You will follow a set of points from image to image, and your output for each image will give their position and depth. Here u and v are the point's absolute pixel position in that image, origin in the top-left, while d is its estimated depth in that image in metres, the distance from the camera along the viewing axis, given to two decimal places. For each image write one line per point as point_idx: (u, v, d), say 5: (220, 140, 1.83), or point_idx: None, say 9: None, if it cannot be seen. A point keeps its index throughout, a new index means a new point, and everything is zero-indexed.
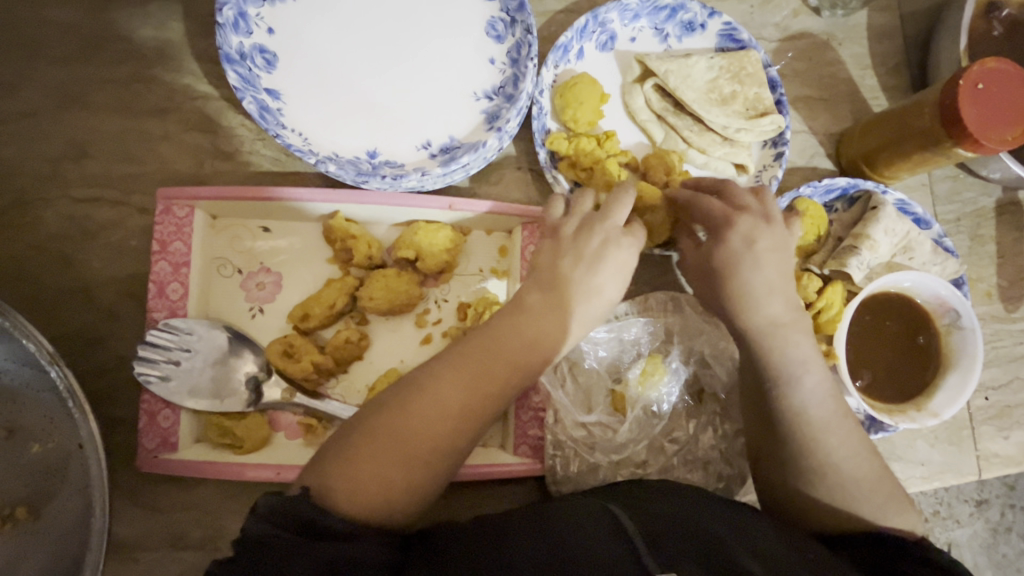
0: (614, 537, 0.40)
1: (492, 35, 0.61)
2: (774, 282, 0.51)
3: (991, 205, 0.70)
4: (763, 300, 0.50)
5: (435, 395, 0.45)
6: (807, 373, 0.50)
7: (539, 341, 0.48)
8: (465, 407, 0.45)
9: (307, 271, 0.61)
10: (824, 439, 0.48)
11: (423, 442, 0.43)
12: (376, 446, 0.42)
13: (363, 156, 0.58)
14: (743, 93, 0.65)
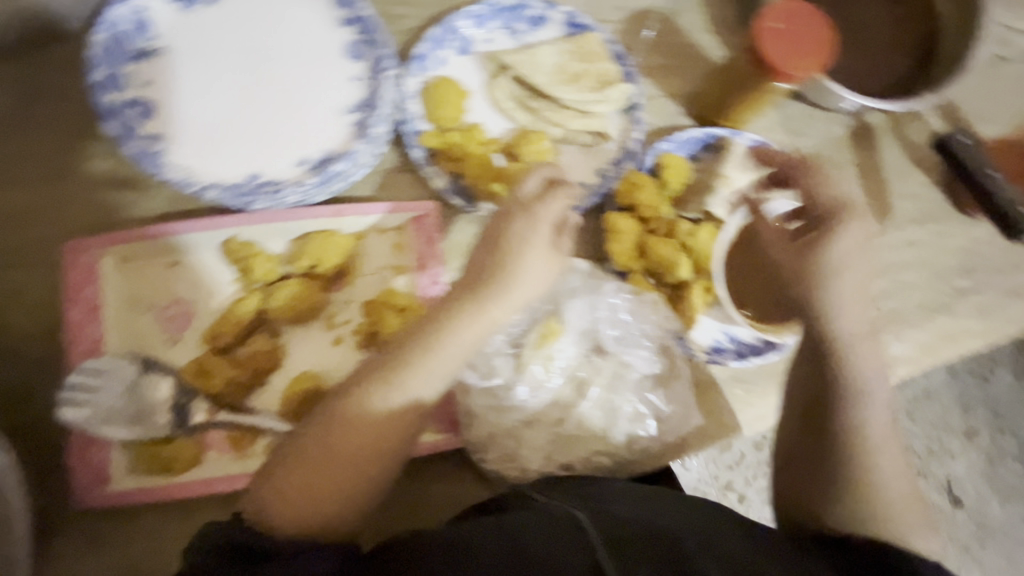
0: (566, 534, 0.49)
1: (352, 55, 0.66)
2: (856, 287, 0.58)
3: (843, 132, 0.78)
4: (849, 310, 0.58)
5: (355, 428, 0.52)
6: (876, 390, 0.58)
7: (452, 353, 0.54)
8: (381, 431, 0.53)
9: (214, 295, 0.65)
10: (851, 456, 0.57)
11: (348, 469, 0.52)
12: (303, 476, 0.51)
13: (244, 179, 0.62)
14: (591, 71, 0.71)
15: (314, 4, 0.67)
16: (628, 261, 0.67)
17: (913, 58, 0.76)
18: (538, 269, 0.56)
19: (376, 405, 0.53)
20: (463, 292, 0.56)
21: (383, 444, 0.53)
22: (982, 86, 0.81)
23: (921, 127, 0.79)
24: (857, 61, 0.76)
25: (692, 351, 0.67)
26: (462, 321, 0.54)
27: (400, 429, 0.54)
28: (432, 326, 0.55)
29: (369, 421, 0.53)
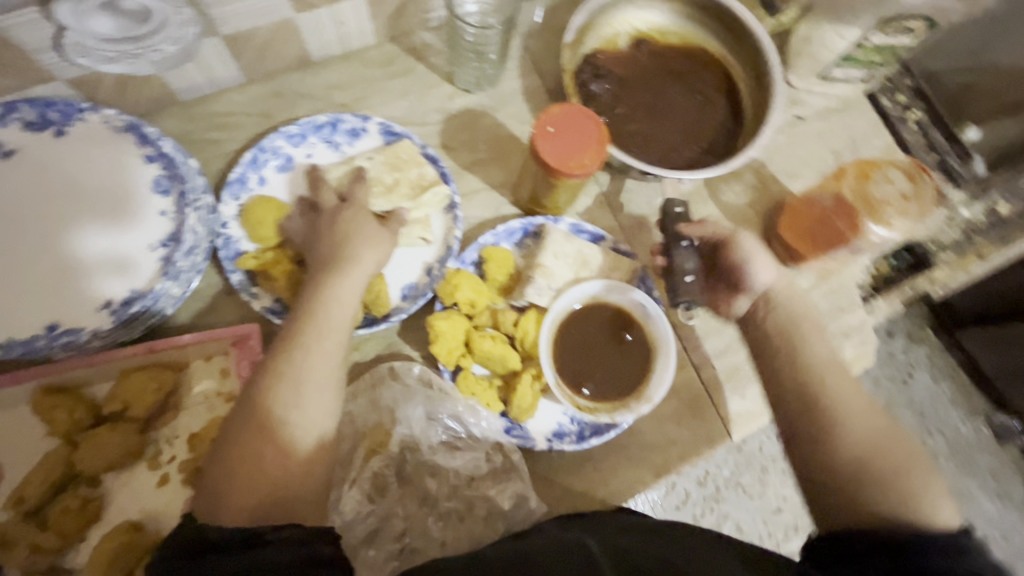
0: (572, 555, 0.53)
1: (159, 189, 0.67)
2: (765, 267, 0.67)
3: (664, 202, 0.82)
4: (757, 277, 0.66)
5: (275, 393, 0.55)
6: (800, 328, 0.64)
7: (339, 304, 0.60)
8: (300, 385, 0.55)
9: (22, 454, 0.62)
10: (835, 396, 0.59)
11: (282, 433, 0.54)
12: (242, 452, 0.53)
13: (42, 333, 0.61)
14: (404, 177, 0.73)
15: (118, 144, 0.67)
16: (457, 359, 0.68)
17: (723, 136, 0.78)
18: (368, 234, 0.64)
19: (290, 369, 0.55)
20: (326, 267, 0.62)
21: (307, 395, 0.55)
22: (788, 145, 0.88)
23: (737, 188, 0.85)
24: (670, 134, 0.76)
25: (530, 441, 0.67)
26: (336, 280, 0.60)
27: (320, 379, 0.56)
28: (320, 287, 0.60)
29: (289, 384, 0.55)
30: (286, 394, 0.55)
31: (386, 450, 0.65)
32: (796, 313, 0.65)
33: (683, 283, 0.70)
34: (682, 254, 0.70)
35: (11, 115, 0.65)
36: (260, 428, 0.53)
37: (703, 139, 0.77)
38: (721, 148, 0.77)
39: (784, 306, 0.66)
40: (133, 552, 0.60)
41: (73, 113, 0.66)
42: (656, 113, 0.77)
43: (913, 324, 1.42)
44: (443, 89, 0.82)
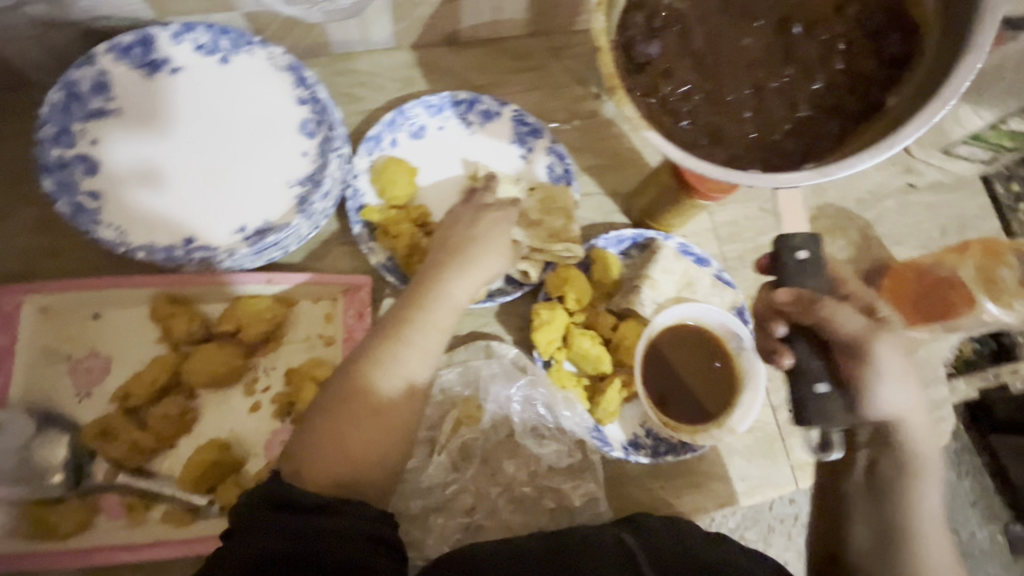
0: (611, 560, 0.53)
1: (305, 131, 0.69)
2: (894, 372, 0.53)
3: (767, 242, 0.83)
4: (891, 391, 0.52)
5: (379, 375, 0.54)
6: (910, 415, 0.53)
7: (447, 300, 0.59)
8: (405, 372, 0.54)
9: (133, 353, 0.64)
10: (922, 544, 0.51)
11: (378, 413, 0.53)
12: (338, 425, 0.52)
13: (179, 243, 0.63)
14: (548, 222, 0.72)
15: (276, 81, 0.69)
16: (553, 351, 0.68)
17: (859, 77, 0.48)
18: (486, 239, 0.64)
19: (399, 353, 0.55)
20: (444, 259, 0.62)
21: (408, 382, 0.55)
22: (897, 211, 0.88)
23: (840, 243, 0.85)
24: (785, 82, 0.47)
25: (607, 445, 0.67)
26: (453, 273, 0.60)
27: (422, 371, 0.56)
28: (438, 275, 0.60)
29: (393, 370, 0.54)
30: (390, 380, 0.54)
31: (470, 425, 0.66)
32: (918, 449, 0.53)
33: (812, 390, 0.52)
34: (804, 346, 0.54)
35: (186, 35, 0.67)
36: (359, 405, 0.52)
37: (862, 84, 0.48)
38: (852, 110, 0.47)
39: (898, 441, 0.53)
40: (220, 470, 0.62)
41: (242, 44, 0.69)
42: (717, 59, 0.48)
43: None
44: (576, 90, 0.83)
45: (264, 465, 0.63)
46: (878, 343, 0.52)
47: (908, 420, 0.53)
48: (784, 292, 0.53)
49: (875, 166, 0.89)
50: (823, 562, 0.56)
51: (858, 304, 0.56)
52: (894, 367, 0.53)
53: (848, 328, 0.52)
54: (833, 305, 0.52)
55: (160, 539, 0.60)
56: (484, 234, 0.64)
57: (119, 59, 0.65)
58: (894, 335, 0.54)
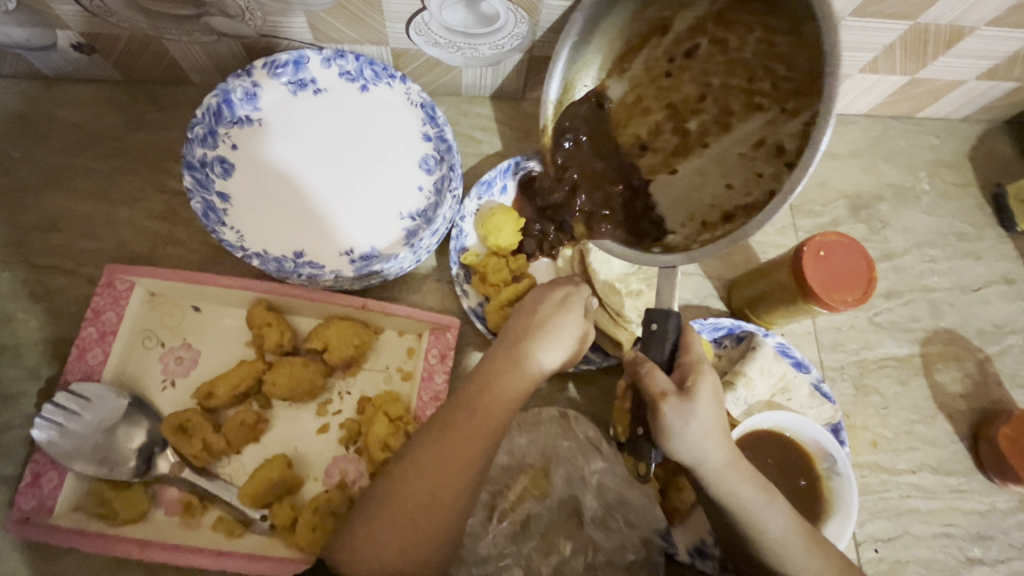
0: None
1: (424, 167, 0.70)
2: (706, 429, 0.50)
3: (871, 357, 0.78)
4: (689, 450, 0.50)
5: (439, 471, 0.49)
6: (711, 456, 0.51)
7: (507, 397, 0.52)
8: (452, 476, 0.49)
9: (224, 351, 0.66)
10: (789, 563, 0.52)
11: (435, 507, 0.49)
12: (387, 519, 0.49)
13: (290, 255, 0.65)
14: (648, 295, 0.70)
15: (408, 115, 0.71)
16: None
17: (742, 163, 0.52)
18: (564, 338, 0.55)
19: (467, 447, 0.50)
20: (516, 347, 0.54)
21: (456, 485, 0.49)
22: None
23: (954, 374, 0.78)
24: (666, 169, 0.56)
25: (674, 548, 0.62)
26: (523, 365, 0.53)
27: (465, 474, 0.50)
28: (507, 368, 0.53)
29: (457, 464, 0.49)
30: (451, 473, 0.49)
31: (536, 496, 0.63)
32: (731, 483, 0.52)
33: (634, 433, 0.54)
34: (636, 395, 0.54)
35: (336, 60, 0.70)
36: (413, 501, 0.49)
37: (736, 169, 0.52)
38: (737, 188, 0.52)
39: (711, 487, 0.52)
40: (278, 489, 0.60)
41: (384, 77, 0.71)
42: (606, 158, 0.56)
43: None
44: None
45: (321, 492, 0.63)
46: (691, 408, 0.50)
47: (707, 466, 0.51)
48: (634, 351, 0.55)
49: (1002, 297, 0.82)
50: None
51: (680, 373, 0.53)
52: (708, 417, 0.50)
53: (658, 382, 0.51)
54: (647, 368, 0.52)
55: (207, 546, 0.59)
56: (567, 324, 0.55)
57: (272, 73, 0.69)
58: (699, 407, 0.50)
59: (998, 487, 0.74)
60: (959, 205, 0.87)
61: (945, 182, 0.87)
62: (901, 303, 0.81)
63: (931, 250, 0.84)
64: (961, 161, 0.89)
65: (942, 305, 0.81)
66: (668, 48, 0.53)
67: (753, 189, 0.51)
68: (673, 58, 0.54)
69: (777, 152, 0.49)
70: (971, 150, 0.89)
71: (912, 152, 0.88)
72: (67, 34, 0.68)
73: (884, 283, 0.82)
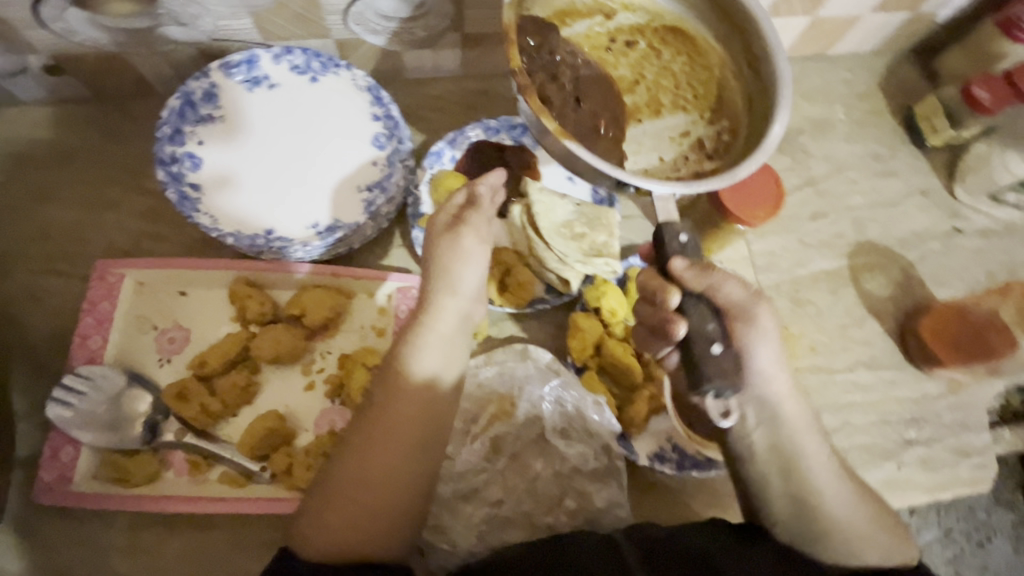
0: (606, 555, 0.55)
1: (377, 144, 0.78)
2: (771, 348, 0.52)
3: (803, 274, 0.85)
4: (752, 368, 0.52)
5: (366, 459, 0.56)
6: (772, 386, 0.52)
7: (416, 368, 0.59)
8: (386, 447, 0.57)
9: (213, 326, 0.73)
10: (833, 509, 0.52)
11: (373, 488, 0.56)
12: (346, 489, 0.56)
13: (261, 232, 0.71)
14: (591, 237, 0.78)
15: (356, 99, 0.79)
16: (586, 358, 0.73)
17: (670, 143, 0.65)
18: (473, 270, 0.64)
19: (389, 428, 0.57)
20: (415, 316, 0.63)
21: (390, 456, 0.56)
22: (941, 253, 0.88)
23: (881, 280, 0.86)
24: (607, 124, 0.63)
25: (635, 454, 0.70)
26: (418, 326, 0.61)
27: (393, 445, 0.57)
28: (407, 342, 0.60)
29: (381, 448, 0.57)
30: (379, 454, 0.56)
31: (505, 420, 0.70)
32: (791, 414, 0.53)
33: (712, 356, 0.48)
34: (696, 308, 0.51)
35: (285, 56, 0.77)
36: (345, 492, 0.56)
37: (669, 146, 0.64)
38: (666, 162, 0.63)
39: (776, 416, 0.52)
40: (271, 440, 0.67)
41: (331, 67, 0.78)
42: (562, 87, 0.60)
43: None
44: None
45: (313, 439, 0.69)
46: (763, 319, 0.52)
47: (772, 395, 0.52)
48: (682, 260, 0.52)
49: (919, 208, 0.90)
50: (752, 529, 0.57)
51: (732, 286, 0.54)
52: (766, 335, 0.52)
53: (728, 294, 0.52)
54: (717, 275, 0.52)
55: (216, 497, 0.66)
56: (439, 261, 0.63)
57: (228, 74, 0.76)
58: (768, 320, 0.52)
59: (928, 376, 0.81)
60: (875, 130, 0.94)
61: (861, 111, 0.95)
62: (828, 223, 0.88)
63: (851, 173, 0.92)
64: (873, 90, 0.96)
65: (865, 221, 0.89)
66: (609, 33, 0.67)
67: (681, 167, 0.63)
68: (612, 42, 0.67)
69: (698, 148, 0.63)
70: (881, 80, 0.97)
71: (828, 88, 0.96)
72: (38, 57, 0.74)
73: (811, 206, 0.89)
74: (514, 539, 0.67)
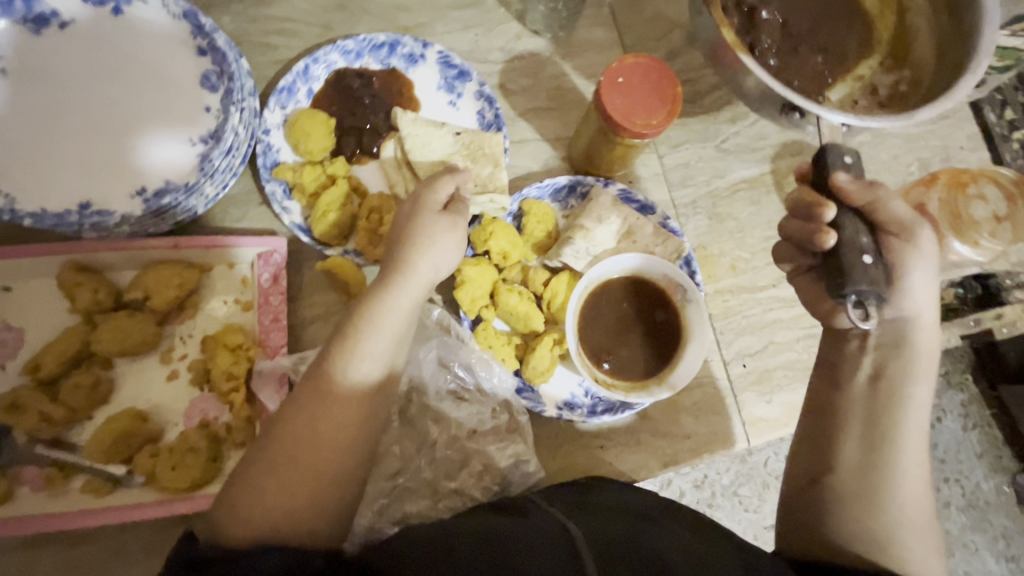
0: (554, 538, 0.48)
1: (207, 85, 0.64)
2: (921, 283, 0.54)
3: (723, 185, 0.77)
4: (914, 298, 0.54)
5: (322, 422, 0.49)
6: (919, 322, 0.54)
7: (373, 327, 0.51)
8: (333, 418, 0.49)
9: (49, 322, 0.64)
10: (897, 468, 0.51)
11: (316, 464, 0.48)
12: (281, 469, 0.47)
13: (74, 208, 0.60)
14: (475, 169, 0.68)
15: (174, 31, 0.64)
16: (479, 309, 0.66)
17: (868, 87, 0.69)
18: (452, 237, 0.56)
19: (342, 389, 0.49)
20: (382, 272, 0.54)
21: (336, 429, 0.49)
22: (872, 146, 0.80)
23: None
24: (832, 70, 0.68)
25: (540, 406, 0.65)
26: (379, 285, 0.53)
27: (340, 418, 0.49)
28: (368, 299, 0.52)
29: (339, 412, 0.49)
30: (323, 426, 0.49)
31: None
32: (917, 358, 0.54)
33: (859, 262, 0.50)
34: (854, 224, 0.52)
35: None
36: (295, 458, 0.48)
37: (841, 90, 0.68)
38: (883, 100, 0.68)
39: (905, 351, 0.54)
40: (131, 442, 0.60)
41: None
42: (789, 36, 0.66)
43: (950, 366, 1.13)
44: (511, 28, 0.77)
45: (182, 434, 0.62)
46: (914, 253, 0.53)
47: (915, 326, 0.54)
48: (845, 175, 0.54)
49: None
50: (802, 485, 0.54)
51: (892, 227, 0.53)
52: (921, 279, 0.54)
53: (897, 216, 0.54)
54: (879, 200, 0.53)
55: (79, 509, 0.59)
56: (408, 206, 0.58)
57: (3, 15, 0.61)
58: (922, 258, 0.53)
59: None
60: None
61: None
62: (749, 125, 0.79)
63: None
64: None
65: None
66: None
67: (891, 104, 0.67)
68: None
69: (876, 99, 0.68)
70: None
71: None
72: None
73: (730, 105, 0.79)
74: (417, 510, 0.62)
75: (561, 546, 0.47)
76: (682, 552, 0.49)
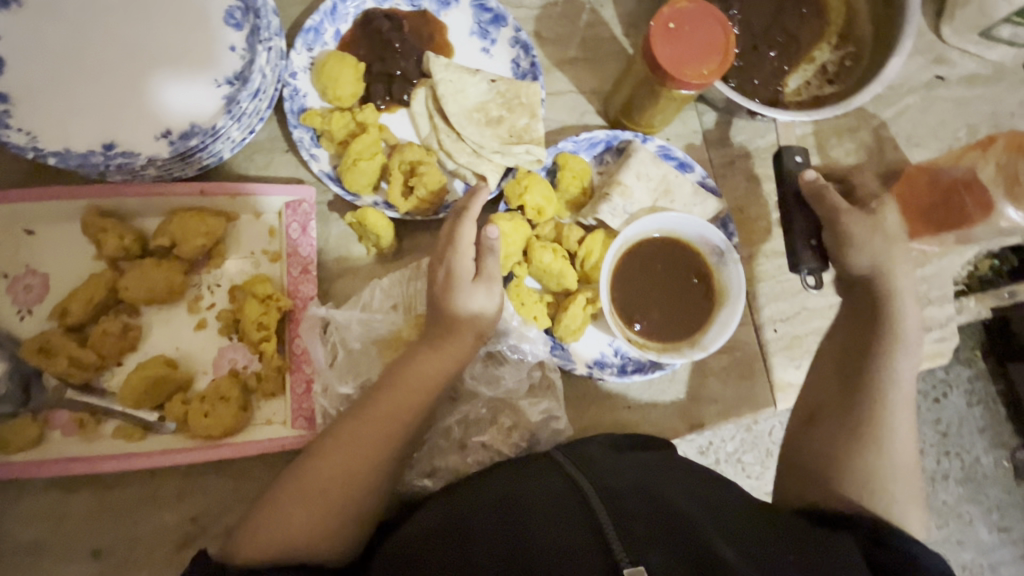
0: (566, 497, 0.47)
1: (231, 22, 0.61)
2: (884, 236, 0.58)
3: (763, 145, 0.74)
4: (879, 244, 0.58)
5: (352, 458, 0.50)
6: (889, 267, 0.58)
7: (418, 379, 0.54)
8: (367, 454, 0.51)
9: (75, 269, 0.62)
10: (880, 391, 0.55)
11: (343, 493, 0.50)
12: (309, 495, 0.49)
13: (98, 149, 0.58)
14: (510, 120, 0.66)
15: None
16: (512, 265, 0.65)
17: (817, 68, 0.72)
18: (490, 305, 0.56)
19: (377, 433, 0.51)
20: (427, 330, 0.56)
21: (369, 465, 0.50)
22: (920, 109, 0.77)
23: (849, 146, 0.75)
24: (788, 52, 0.71)
25: (571, 363, 0.65)
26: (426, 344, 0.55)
27: (374, 457, 0.51)
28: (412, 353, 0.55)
29: (367, 451, 0.51)
30: (354, 459, 0.50)
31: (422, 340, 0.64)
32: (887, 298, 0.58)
33: (807, 246, 0.61)
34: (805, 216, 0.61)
35: None
36: (323, 487, 0.49)
37: (797, 74, 0.71)
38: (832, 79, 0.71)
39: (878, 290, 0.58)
40: (161, 389, 0.60)
41: None
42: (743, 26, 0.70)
43: (961, 342, 1.14)
44: None
45: (211, 382, 0.62)
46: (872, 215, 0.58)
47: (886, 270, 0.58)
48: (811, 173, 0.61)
49: None
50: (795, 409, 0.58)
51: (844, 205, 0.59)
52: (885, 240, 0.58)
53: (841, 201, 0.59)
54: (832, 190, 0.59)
55: (110, 453, 0.59)
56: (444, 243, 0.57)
57: None
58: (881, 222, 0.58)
59: None
60: None
61: None
62: None
63: None
64: None
65: None
66: None
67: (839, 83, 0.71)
68: None
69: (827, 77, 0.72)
70: None
71: None
72: None
73: None
74: (446, 465, 0.62)
75: (573, 504, 0.46)
76: (711, 514, 0.47)
